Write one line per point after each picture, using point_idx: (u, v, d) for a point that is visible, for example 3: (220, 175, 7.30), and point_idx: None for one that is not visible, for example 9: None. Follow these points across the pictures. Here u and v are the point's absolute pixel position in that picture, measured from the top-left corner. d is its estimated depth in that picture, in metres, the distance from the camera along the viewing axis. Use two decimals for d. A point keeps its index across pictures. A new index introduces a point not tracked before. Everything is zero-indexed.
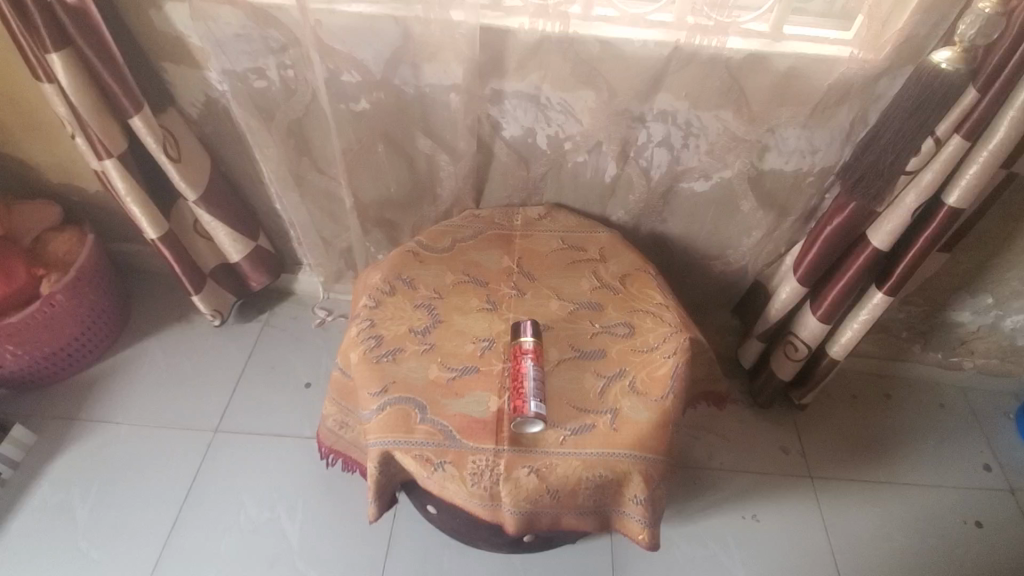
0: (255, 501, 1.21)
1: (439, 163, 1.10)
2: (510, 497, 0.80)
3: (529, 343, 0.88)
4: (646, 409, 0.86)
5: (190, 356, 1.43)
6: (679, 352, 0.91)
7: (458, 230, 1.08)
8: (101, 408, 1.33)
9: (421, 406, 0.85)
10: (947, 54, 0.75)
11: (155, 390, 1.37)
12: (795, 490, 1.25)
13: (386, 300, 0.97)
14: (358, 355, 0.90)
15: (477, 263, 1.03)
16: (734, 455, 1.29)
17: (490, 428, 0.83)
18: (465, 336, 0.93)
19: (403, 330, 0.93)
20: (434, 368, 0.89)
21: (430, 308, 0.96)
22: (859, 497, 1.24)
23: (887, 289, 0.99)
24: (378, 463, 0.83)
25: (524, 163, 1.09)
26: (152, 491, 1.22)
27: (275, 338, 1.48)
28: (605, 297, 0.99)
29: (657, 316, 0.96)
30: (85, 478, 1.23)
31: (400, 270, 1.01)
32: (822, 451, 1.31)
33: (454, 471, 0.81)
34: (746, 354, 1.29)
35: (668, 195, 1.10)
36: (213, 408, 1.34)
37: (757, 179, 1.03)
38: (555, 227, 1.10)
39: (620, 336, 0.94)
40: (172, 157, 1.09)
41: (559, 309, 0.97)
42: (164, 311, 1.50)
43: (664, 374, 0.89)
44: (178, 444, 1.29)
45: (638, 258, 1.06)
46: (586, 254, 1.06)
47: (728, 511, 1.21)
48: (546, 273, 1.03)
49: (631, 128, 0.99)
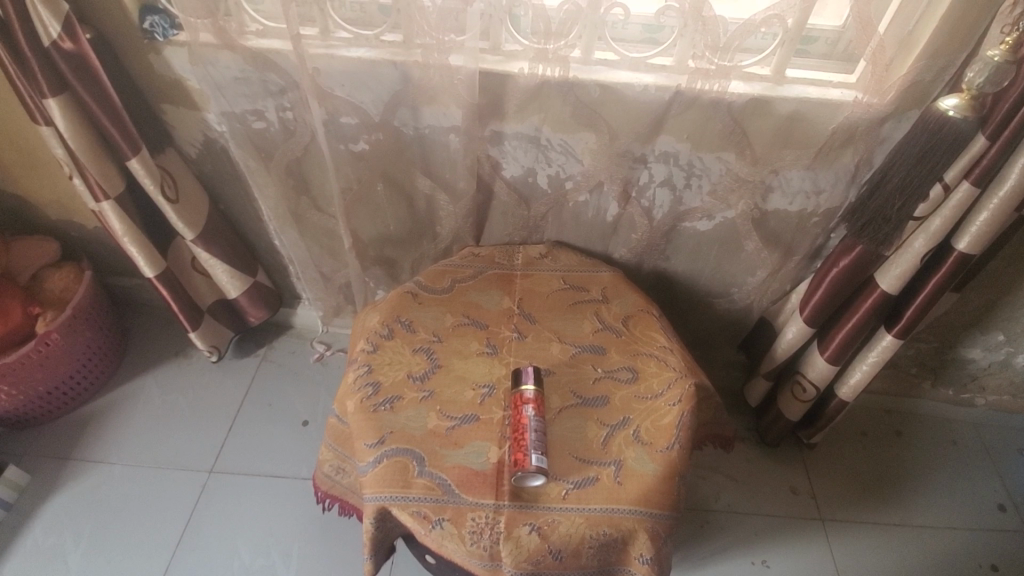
0: (250, 546, 1.17)
1: (438, 202, 1.10)
2: (510, 556, 0.77)
3: (530, 391, 0.85)
4: (652, 461, 0.83)
5: (188, 393, 1.41)
6: (685, 400, 0.88)
7: (458, 270, 1.07)
8: (96, 447, 1.31)
9: (420, 458, 0.82)
10: (955, 102, 0.73)
11: (151, 427, 1.34)
12: (806, 533, 1.21)
13: (385, 344, 0.95)
14: (355, 404, 0.88)
15: (477, 304, 1.02)
16: (742, 496, 1.25)
17: (491, 482, 0.80)
18: (465, 382, 0.91)
19: (401, 377, 0.91)
20: (432, 417, 0.86)
21: (429, 353, 0.94)
22: (871, 540, 1.21)
23: (897, 332, 0.97)
24: (375, 518, 0.81)
25: (524, 203, 1.08)
26: (146, 534, 1.19)
27: (273, 373, 1.46)
28: (607, 340, 0.97)
29: (661, 360, 0.94)
30: (78, 520, 1.20)
31: (399, 313, 0.99)
32: (832, 490, 1.27)
33: (452, 529, 0.78)
34: (751, 392, 1.26)
35: (671, 234, 1.08)
36: (209, 446, 1.32)
37: (761, 219, 1.01)
38: (556, 267, 1.09)
39: (623, 381, 0.92)
40: (170, 197, 1.08)
41: (560, 352, 0.95)
42: (162, 345, 1.49)
43: (670, 423, 0.86)
44: (173, 485, 1.26)
45: (641, 299, 1.04)
46: (588, 294, 1.04)
47: (736, 556, 1.17)
48: (547, 315, 1.01)
49: (632, 169, 0.98)
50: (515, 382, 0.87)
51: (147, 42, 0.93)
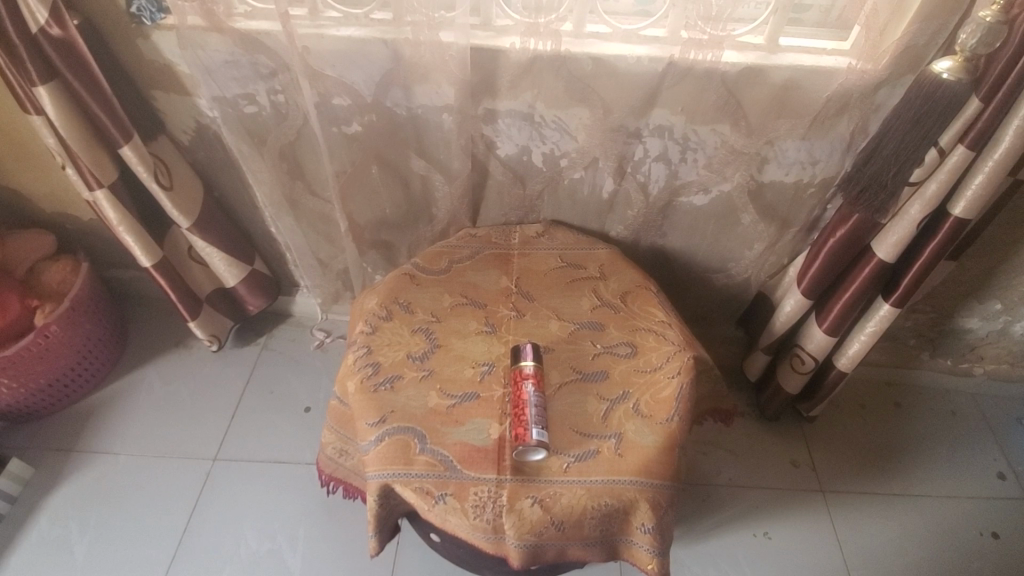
0: (256, 532, 1.18)
1: (433, 183, 1.10)
2: (513, 530, 0.77)
3: (530, 367, 0.86)
4: (652, 432, 0.83)
5: (189, 383, 1.42)
6: (684, 372, 0.89)
7: (455, 251, 1.07)
8: (99, 438, 1.31)
9: (421, 435, 0.83)
10: (948, 64, 0.73)
11: (154, 419, 1.35)
12: (808, 506, 1.22)
13: (383, 325, 0.96)
14: (355, 384, 0.89)
15: (475, 284, 1.02)
16: (743, 471, 1.26)
17: (492, 457, 0.80)
18: (465, 361, 0.91)
19: (401, 357, 0.92)
20: (433, 395, 0.87)
21: (428, 333, 0.95)
22: (872, 510, 1.22)
23: (894, 301, 0.97)
24: (378, 496, 0.81)
25: (520, 182, 1.07)
26: (151, 522, 1.19)
27: (273, 362, 1.46)
28: (606, 316, 0.97)
29: (659, 334, 0.95)
30: (83, 511, 1.21)
31: (397, 295, 1.00)
32: (833, 463, 1.28)
33: (455, 503, 0.77)
34: (750, 367, 1.27)
35: (667, 210, 1.08)
36: (213, 435, 1.33)
37: (757, 192, 1.01)
38: (553, 245, 1.09)
39: (622, 356, 0.92)
40: (164, 185, 1.08)
41: (559, 329, 0.96)
42: (162, 337, 1.49)
43: (669, 396, 0.87)
44: (177, 474, 1.27)
45: (638, 275, 1.04)
46: (585, 272, 1.04)
47: (739, 529, 1.18)
48: (544, 293, 1.01)
49: (627, 144, 0.97)
50: (514, 358, 0.88)
51: (136, 26, 0.93)
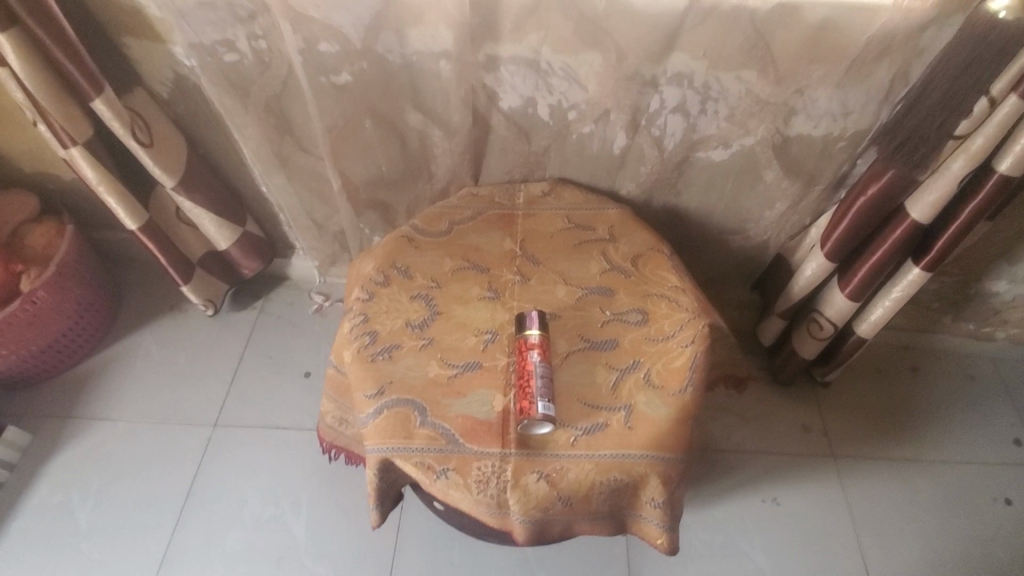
0: (259, 497, 1.17)
1: (431, 138, 1.02)
2: (518, 505, 0.74)
3: (535, 337, 0.81)
4: (663, 404, 0.79)
5: (186, 349, 1.39)
6: (699, 341, 0.84)
7: (456, 212, 1.01)
8: (97, 405, 1.30)
9: (422, 408, 0.79)
10: (1006, 2, 0.66)
11: (152, 385, 1.33)
12: (818, 472, 1.20)
13: (381, 291, 0.91)
14: (352, 354, 0.84)
15: (477, 247, 0.97)
16: (753, 436, 1.24)
17: (495, 431, 0.77)
18: (467, 329, 0.87)
19: (399, 325, 0.87)
20: (433, 365, 0.83)
21: (428, 299, 0.90)
22: (884, 476, 1.20)
23: (925, 265, 0.91)
24: (378, 470, 0.77)
25: (525, 137, 1.00)
26: (154, 487, 1.19)
27: (272, 326, 1.43)
28: (616, 281, 0.92)
29: (672, 301, 0.89)
30: (84, 478, 1.20)
31: (395, 259, 0.95)
32: (845, 428, 1.25)
33: (458, 478, 0.74)
34: (764, 332, 1.22)
35: (683, 166, 1.00)
36: (212, 401, 1.31)
37: (782, 146, 0.93)
38: (560, 205, 1.02)
39: (633, 323, 0.87)
40: (143, 142, 1.01)
41: (566, 295, 0.91)
42: (156, 300, 1.45)
43: (682, 365, 0.82)
44: (177, 440, 1.25)
45: (650, 237, 0.98)
46: (594, 234, 0.98)
47: (747, 495, 1.17)
48: (550, 256, 0.96)
49: (642, 94, 0.89)
50: (518, 326, 0.83)
51: None
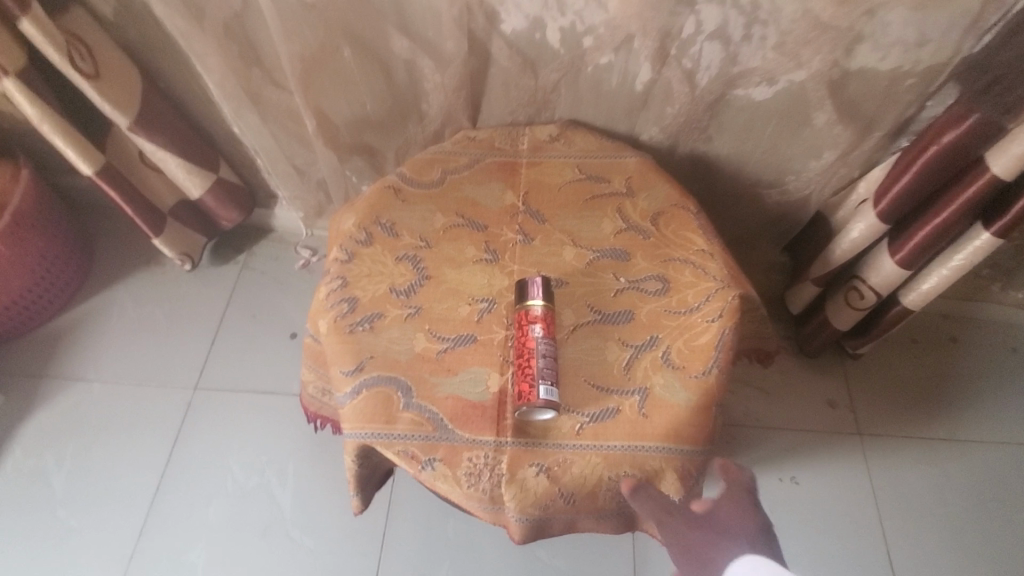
0: (243, 465, 1.10)
1: (421, 70, 0.87)
2: (514, 502, 0.64)
3: (539, 308, 0.70)
4: (684, 388, 0.69)
5: (164, 305, 1.29)
6: (728, 315, 0.73)
7: (450, 159, 0.88)
8: (72, 364, 1.22)
9: (406, 388, 0.69)
10: None
11: (128, 344, 1.24)
12: (842, 450, 1.11)
13: (362, 251, 0.79)
14: (327, 324, 0.74)
15: (474, 200, 0.84)
16: (774, 410, 1.15)
17: (490, 416, 0.67)
18: (460, 296, 0.76)
19: (382, 291, 0.76)
20: (421, 338, 0.72)
21: (416, 261, 0.78)
22: (913, 456, 1.11)
23: (997, 229, 0.78)
24: (357, 456, 0.68)
25: (531, 69, 0.84)
26: (133, 452, 1.12)
27: (255, 282, 1.32)
28: (633, 243, 0.80)
29: (697, 266, 0.77)
30: (60, 441, 1.13)
31: (379, 213, 0.82)
32: (874, 403, 1.15)
33: (446, 470, 0.65)
34: (794, 299, 1.11)
35: (717, 107, 0.85)
36: (193, 362, 1.22)
37: (839, 82, 0.78)
38: (570, 152, 0.88)
39: (651, 293, 0.76)
40: (87, 72, 0.87)
41: (575, 259, 0.79)
42: (132, 252, 1.34)
43: (707, 343, 0.71)
44: (157, 403, 1.18)
45: (674, 191, 0.84)
46: (609, 186, 0.85)
47: (765, 473, 1.09)
48: (558, 213, 0.83)
49: (673, 15, 0.73)
50: (519, 294, 0.72)
51: None
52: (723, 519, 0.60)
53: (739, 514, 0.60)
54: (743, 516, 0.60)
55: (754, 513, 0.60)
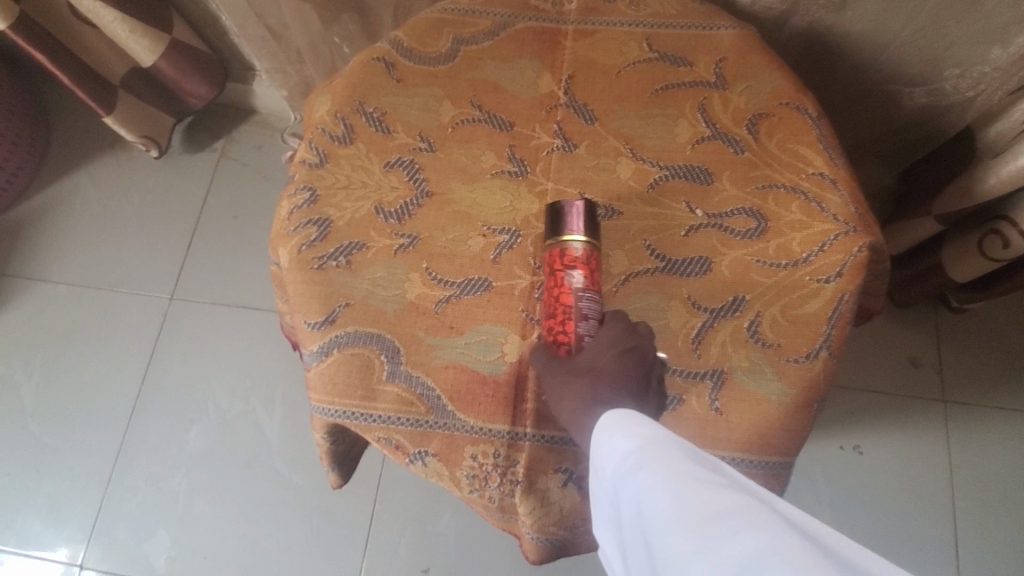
0: (226, 389, 0.98)
1: None
2: (531, 518, 0.48)
3: (579, 247, 0.48)
4: (776, 377, 0.50)
5: (131, 198, 1.10)
6: (849, 273, 0.52)
7: (465, 20, 0.62)
8: (33, 261, 1.07)
9: (393, 351, 0.51)
10: None
11: (94, 241, 1.08)
12: (919, 418, 0.94)
13: (340, 151, 0.57)
14: (290, 255, 0.54)
15: (496, 85, 0.59)
16: (844, 367, 0.96)
17: (503, 400, 0.49)
18: (470, 224, 0.55)
19: (365, 211, 0.55)
20: (416, 282, 0.53)
21: (412, 169, 0.57)
22: (1005, 430, 0.93)
23: None
24: (329, 434, 0.52)
25: None
26: (104, 366, 1.00)
27: (234, 176, 1.11)
28: (719, 159, 0.56)
29: (810, 199, 0.54)
30: (26, 349, 1.02)
31: (363, 97, 0.59)
32: (967, 366, 0.95)
33: (441, 467, 0.49)
34: (897, 236, 0.87)
35: None
36: (167, 268, 1.06)
37: None
38: (638, 17, 0.61)
39: (739, 235, 0.54)
40: None
41: (635, 178, 0.56)
42: (92, 130, 1.13)
43: (816, 314, 0.51)
44: (128, 313, 1.04)
45: (787, 82, 0.58)
46: (692, 72, 0.59)
47: (822, 438, 0.93)
48: (615, 108, 0.58)
49: None
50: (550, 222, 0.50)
51: None
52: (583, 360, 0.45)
53: (603, 346, 0.45)
54: (601, 345, 0.45)
55: (617, 345, 0.45)
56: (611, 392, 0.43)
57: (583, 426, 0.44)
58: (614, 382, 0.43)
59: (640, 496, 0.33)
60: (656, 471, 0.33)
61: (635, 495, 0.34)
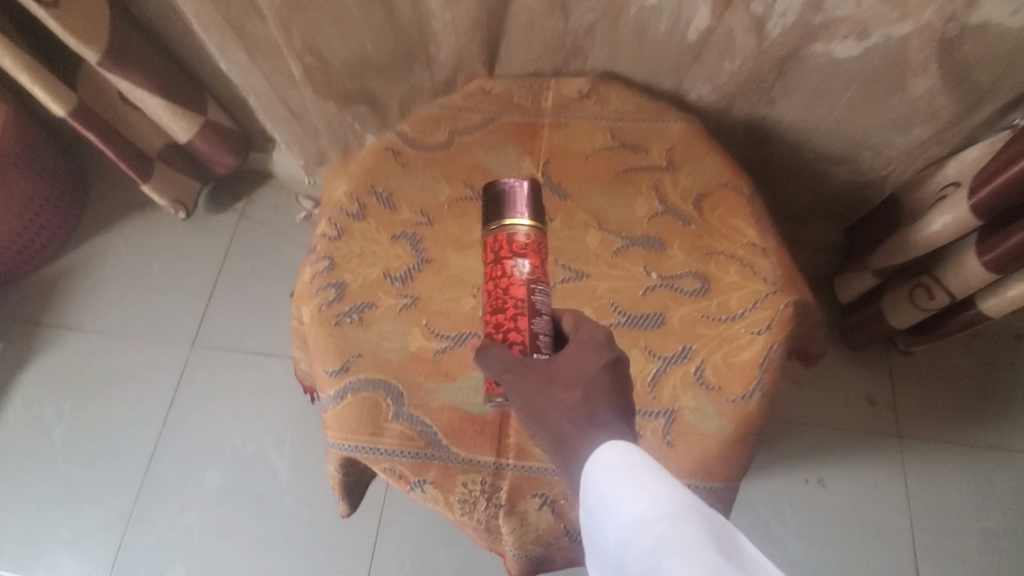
0: (241, 431, 1.07)
1: (428, 5, 0.71)
2: (513, 536, 0.57)
3: (525, 234, 0.54)
4: (718, 415, 0.60)
5: (159, 254, 1.22)
6: (777, 327, 0.62)
7: (460, 115, 0.74)
8: (67, 312, 1.17)
9: (398, 395, 0.61)
10: None
11: (123, 294, 1.18)
12: (877, 454, 1.02)
13: (355, 226, 0.69)
14: (311, 313, 0.65)
15: (485, 170, 0.71)
16: (807, 406, 1.05)
17: (490, 436, 0.59)
18: (463, 286, 0.66)
19: (375, 276, 0.66)
20: (417, 335, 0.63)
21: (414, 240, 0.68)
22: (956, 463, 1.01)
23: None
24: (343, 466, 0.62)
25: (561, 8, 0.68)
26: (129, 409, 1.09)
27: (253, 234, 1.23)
28: (669, 230, 0.67)
29: (744, 265, 0.65)
30: (57, 394, 1.11)
31: (374, 180, 0.71)
32: (918, 404, 1.05)
33: (438, 493, 0.59)
34: (845, 287, 0.98)
35: (789, 63, 0.69)
36: (190, 318, 1.16)
37: (951, 41, 0.62)
38: (602, 112, 0.74)
39: (686, 294, 0.64)
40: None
41: (600, 247, 0.67)
42: (125, 193, 1.26)
43: (750, 361, 0.61)
44: (152, 360, 1.13)
45: (724, 167, 0.70)
46: (647, 158, 0.71)
47: (788, 472, 1.01)
48: (584, 188, 0.70)
49: None
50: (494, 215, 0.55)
51: None
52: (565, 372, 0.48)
53: (588, 356, 0.49)
54: (594, 361, 0.48)
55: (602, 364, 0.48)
56: (602, 415, 0.46)
57: (577, 447, 0.46)
58: (609, 398, 0.47)
59: (661, 561, 0.36)
60: (683, 549, 0.36)
61: (656, 560, 0.37)
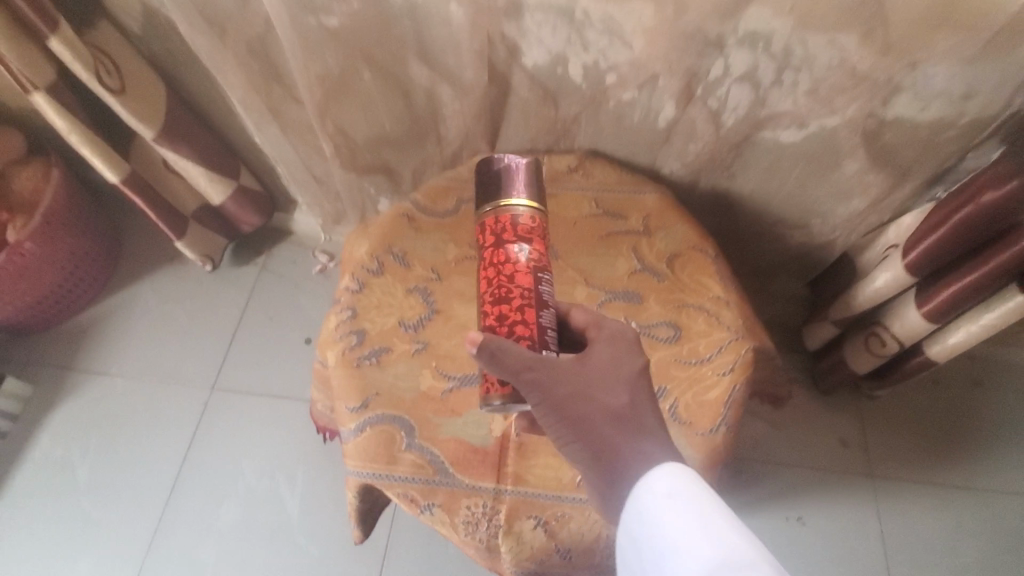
0: (255, 470, 1.14)
1: (440, 97, 0.84)
2: (510, 554, 0.65)
3: (522, 220, 0.63)
4: (689, 446, 0.69)
5: (184, 304, 1.32)
6: (739, 369, 0.72)
7: (466, 186, 0.87)
8: (97, 358, 1.26)
9: (410, 428, 0.69)
10: None
11: (150, 341, 1.28)
12: (852, 492, 1.09)
13: (374, 281, 0.79)
14: (335, 357, 0.74)
15: None
16: (784, 447, 1.13)
17: (490, 464, 0.67)
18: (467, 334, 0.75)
19: (391, 325, 0.76)
20: (427, 376, 0.72)
21: (425, 293, 0.78)
22: (926, 500, 1.08)
23: None
24: (359, 492, 0.70)
25: (552, 100, 0.82)
26: (150, 449, 1.16)
27: (271, 286, 1.34)
28: (646, 285, 0.78)
29: (710, 315, 0.75)
30: (82, 435, 1.18)
31: (391, 242, 0.82)
32: (887, 444, 1.13)
33: (444, 516, 0.66)
34: (811, 335, 1.08)
35: (744, 145, 0.82)
36: (210, 363, 1.25)
37: (874, 131, 0.75)
38: (588, 184, 0.86)
39: (662, 341, 0.74)
40: (113, 88, 0.90)
41: (587, 299, 0.78)
42: (156, 248, 1.37)
43: (717, 399, 0.70)
44: (174, 403, 1.21)
45: (693, 231, 0.82)
46: (627, 224, 0.83)
47: (769, 510, 1.08)
48: (572, 249, 0.82)
49: (703, 56, 0.70)
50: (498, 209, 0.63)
51: None
52: (601, 363, 0.55)
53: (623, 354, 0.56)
54: (625, 365, 0.56)
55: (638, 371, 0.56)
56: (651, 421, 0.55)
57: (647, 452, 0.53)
58: (651, 404, 0.55)
59: None
60: None
61: None
